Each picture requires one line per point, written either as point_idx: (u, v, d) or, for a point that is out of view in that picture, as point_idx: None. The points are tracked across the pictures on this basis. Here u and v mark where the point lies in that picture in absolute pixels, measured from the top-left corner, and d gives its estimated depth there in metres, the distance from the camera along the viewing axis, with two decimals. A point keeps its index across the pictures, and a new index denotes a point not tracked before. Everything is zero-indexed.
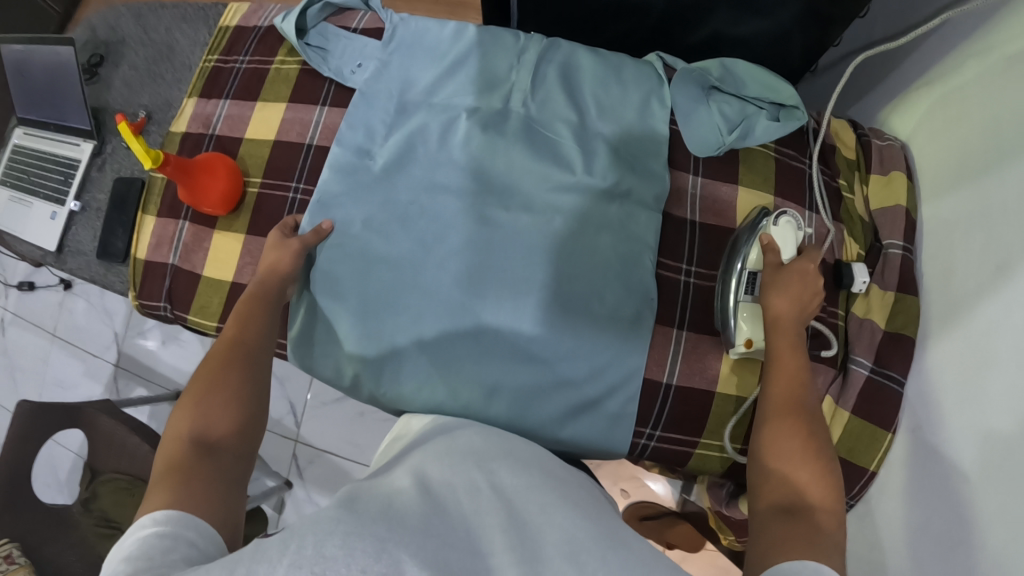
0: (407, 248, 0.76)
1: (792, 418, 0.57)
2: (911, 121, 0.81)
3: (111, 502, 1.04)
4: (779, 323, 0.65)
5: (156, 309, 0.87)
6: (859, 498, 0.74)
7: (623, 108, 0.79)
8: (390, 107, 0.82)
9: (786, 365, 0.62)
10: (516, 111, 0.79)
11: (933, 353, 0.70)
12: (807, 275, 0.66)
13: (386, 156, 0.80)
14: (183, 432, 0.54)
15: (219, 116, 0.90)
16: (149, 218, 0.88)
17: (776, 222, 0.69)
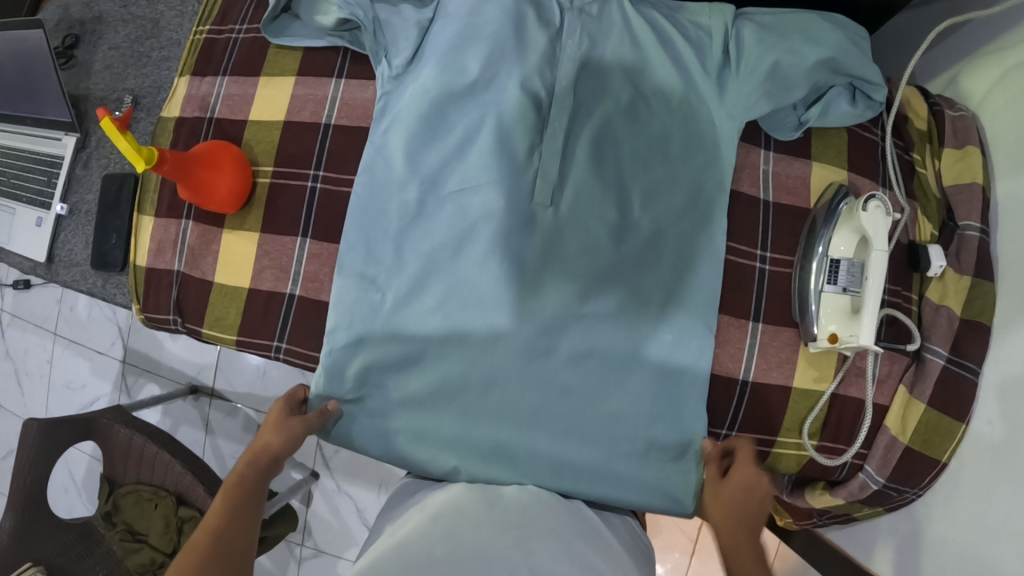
0: (440, 387, 0.70)
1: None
2: (987, 84, 0.73)
3: (136, 515, 0.99)
4: (722, 513, 0.57)
5: (165, 323, 0.78)
6: (927, 489, 0.71)
7: (665, 193, 0.71)
8: (395, 218, 0.72)
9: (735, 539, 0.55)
10: (537, 213, 0.70)
11: (1014, 339, 0.66)
12: (749, 461, 0.62)
13: (396, 288, 0.71)
14: None
15: (217, 96, 0.79)
16: (146, 218, 0.78)
17: (865, 209, 0.63)
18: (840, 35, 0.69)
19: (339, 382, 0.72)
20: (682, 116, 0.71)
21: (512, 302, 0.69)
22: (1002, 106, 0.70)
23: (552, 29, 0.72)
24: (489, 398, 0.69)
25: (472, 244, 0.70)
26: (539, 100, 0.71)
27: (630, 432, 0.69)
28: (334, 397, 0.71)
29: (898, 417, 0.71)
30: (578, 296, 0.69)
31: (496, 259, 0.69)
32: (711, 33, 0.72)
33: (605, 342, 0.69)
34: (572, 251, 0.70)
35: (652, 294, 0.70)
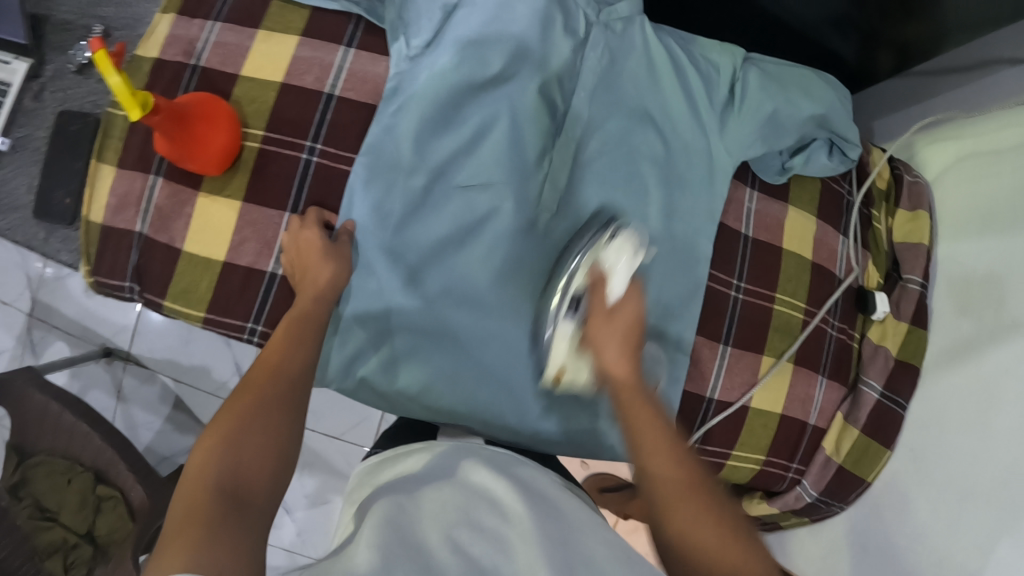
0: (428, 378, 0.69)
1: (685, 495, 0.50)
2: (944, 161, 0.84)
3: (47, 489, 0.90)
4: (619, 380, 0.57)
5: (119, 290, 0.70)
6: (850, 503, 0.82)
7: (664, 213, 0.74)
8: (399, 204, 0.69)
9: (641, 412, 0.55)
10: (542, 218, 0.71)
11: (938, 381, 0.77)
12: (632, 324, 0.59)
13: (392, 276, 0.68)
14: (210, 472, 0.45)
15: (207, 42, 0.72)
16: (107, 167, 0.70)
17: (608, 246, 0.63)
18: (827, 93, 0.78)
19: (324, 371, 0.68)
20: (684, 145, 0.75)
21: (510, 304, 0.69)
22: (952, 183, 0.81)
23: (577, 39, 0.73)
24: (478, 395, 0.69)
25: (476, 241, 0.70)
26: (555, 108, 0.73)
27: (606, 438, 0.72)
28: (322, 376, 0.68)
29: (835, 438, 0.79)
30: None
31: (499, 258, 0.69)
32: (719, 70, 0.76)
33: None
34: None
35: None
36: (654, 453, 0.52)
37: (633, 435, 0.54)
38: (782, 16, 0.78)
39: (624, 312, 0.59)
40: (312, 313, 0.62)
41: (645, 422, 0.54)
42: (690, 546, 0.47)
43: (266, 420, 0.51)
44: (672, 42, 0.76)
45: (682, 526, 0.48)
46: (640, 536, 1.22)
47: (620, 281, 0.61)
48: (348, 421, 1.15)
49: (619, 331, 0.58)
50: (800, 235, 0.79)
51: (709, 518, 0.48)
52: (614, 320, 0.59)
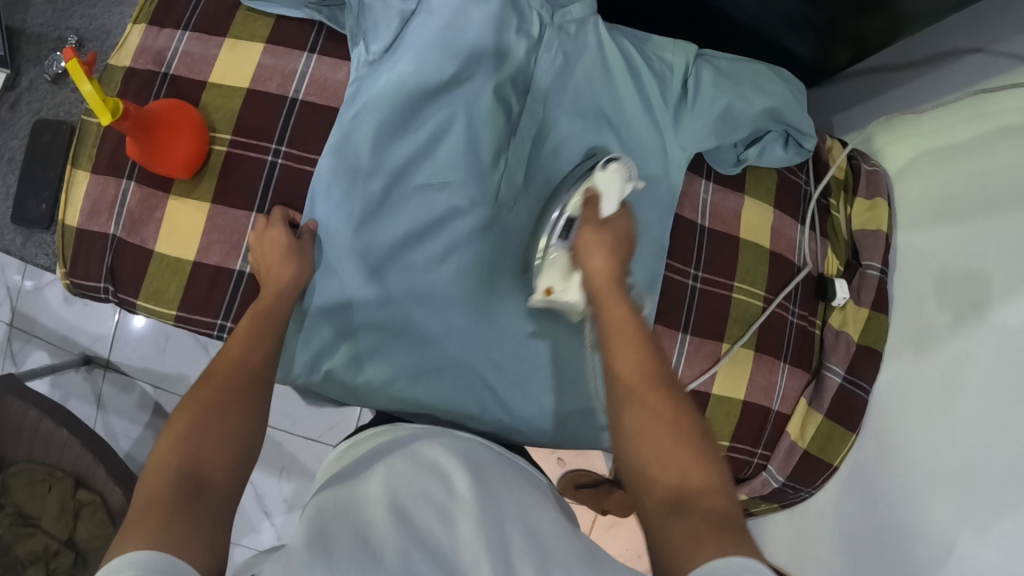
0: (394, 371, 0.71)
1: (648, 392, 0.47)
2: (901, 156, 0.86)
3: (27, 497, 0.91)
4: (599, 282, 0.55)
5: (95, 291, 0.72)
6: (819, 487, 0.82)
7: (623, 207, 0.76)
8: (358, 204, 0.71)
9: (619, 320, 0.52)
10: (500, 214, 0.73)
11: (900, 367, 0.79)
12: (620, 237, 0.59)
13: (356, 275, 0.70)
14: (173, 460, 0.46)
15: (175, 52, 0.74)
16: (82, 173, 0.72)
17: (604, 169, 0.64)
18: (780, 87, 0.80)
19: (292, 367, 0.70)
20: (639, 141, 0.77)
21: (470, 298, 0.71)
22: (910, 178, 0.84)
23: (531, 40, 0.76)
24: (443, 387, 0.71)
25: (437, 240, 0.72)
26: (512, 107, 0.75)
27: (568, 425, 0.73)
28: (289, 371, 0.70)
29: (799, 425, 0.81)
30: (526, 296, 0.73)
31: (459, 253, 0.71)
32: (672, 68, 0.79)
33: (552, 342, 0.73)
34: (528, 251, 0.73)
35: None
36: (622, 357, 0.49)
37: (609, 346, 0.51)
38: (732, 13, 0.80)
39: (614, 223, 0.60)
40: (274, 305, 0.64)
41: (628, 333, 0.50)
42: (644, 444, 0.46)
43: (228, 410, 0.52)
44: (627, 43, 0.78)
45: (644, 422, 0.46)
46: (617, 532, 1.21)
47: (610, 205, 0.62)
48: (324, 423, 1.16)
49: (619, 307, 0.53)
50: (757, 226, 0.81)
51: (673, 436, 0.45)
52: (603, 230, 0.59)
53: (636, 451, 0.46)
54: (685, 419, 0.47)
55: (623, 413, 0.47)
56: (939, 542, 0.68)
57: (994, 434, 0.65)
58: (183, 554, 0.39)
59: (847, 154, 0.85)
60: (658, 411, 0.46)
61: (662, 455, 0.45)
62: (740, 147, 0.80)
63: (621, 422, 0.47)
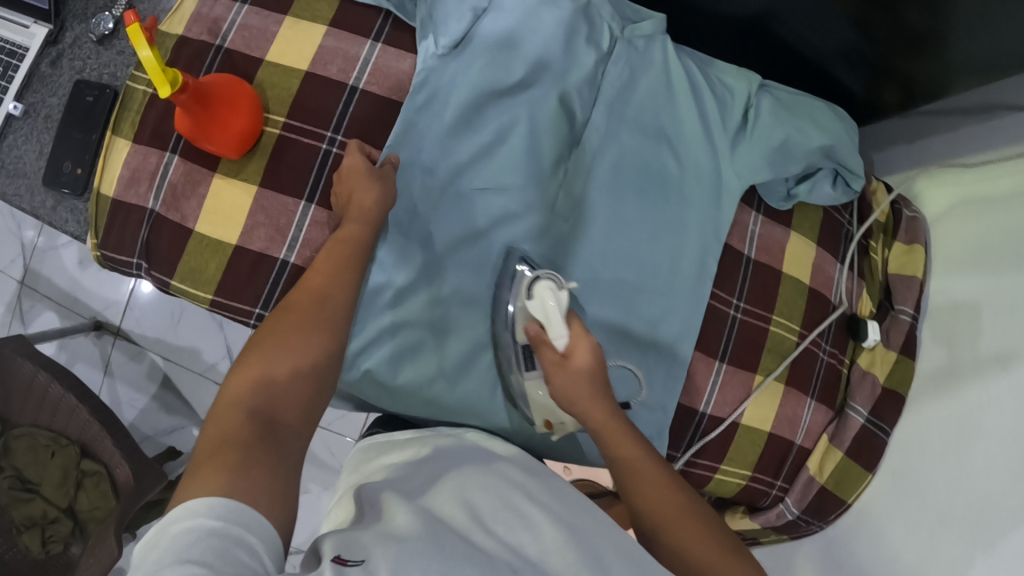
0: (433, 376, 0.69)
1: (671, 519, 0.51)
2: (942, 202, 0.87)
3: (28, 461, 0.89)
4: (598, 426, 0.57)
5: (127, 266, 0.70)
6: (830, 522, 0.84)
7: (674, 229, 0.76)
8: (412, 201, 0.69)
9: (618, 439, 0.56)
10: (553, 226, 0.72)
11: (921, 411, 0.80)
12: (591, 357, 0.60)
13: (406, 274, 0.68)
14: (244, 399, 0.46)
15: (233, 23, 0.71)
16: (121, 141, 0.68)
17: (534, 295, 0.63)
18: (837, 125, 0.79)
19: None
20: (695, 166, 0.77)
21: None
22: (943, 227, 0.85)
23: (600, 51, 0.74)
24: (479, 395, 0.70)
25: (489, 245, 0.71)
26: (574, 118, 0.74)
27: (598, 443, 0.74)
28: None
29: (818, 460, 0.82)
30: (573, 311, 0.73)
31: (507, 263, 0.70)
32: (734, 94, 0.78)
33: None
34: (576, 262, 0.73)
35: (640, 320, 0.75)
36: (643, 489, 0.53)
37: (626, 482, 0.54)
38: (796, 46, 0.80)
39: (575, 355, 0.60)
40: (357, 233, 0.61)
41: (639, 466, 0.54)
42: (690, 559, 0.49)
43: (303, 346, 0.50)
44: (693, 66, 0.77)
45: (689, 546, 0.50)
46: None
47: (560, 326, 0.61)
48: (334, 411, 1.15)
49: (624, 436, 0.56)
50: (799, 261, 0.81)
51: (709, 540, 0.50)
52: (569, 367, 0.59)
53: (687, 573, 0.49)
54: (712, 527, 0.51)
55: (661, 548, 0.51)
56: None
57: (1010, 479, 0.67)
58: (258, 502, 0.39)
59: (890, 199, 0.86)
60: (689, 534, 0.50)
61: (707, 569, 0.48)
62: (792, 182, 0.80)
63: (668, 557, 0.51)
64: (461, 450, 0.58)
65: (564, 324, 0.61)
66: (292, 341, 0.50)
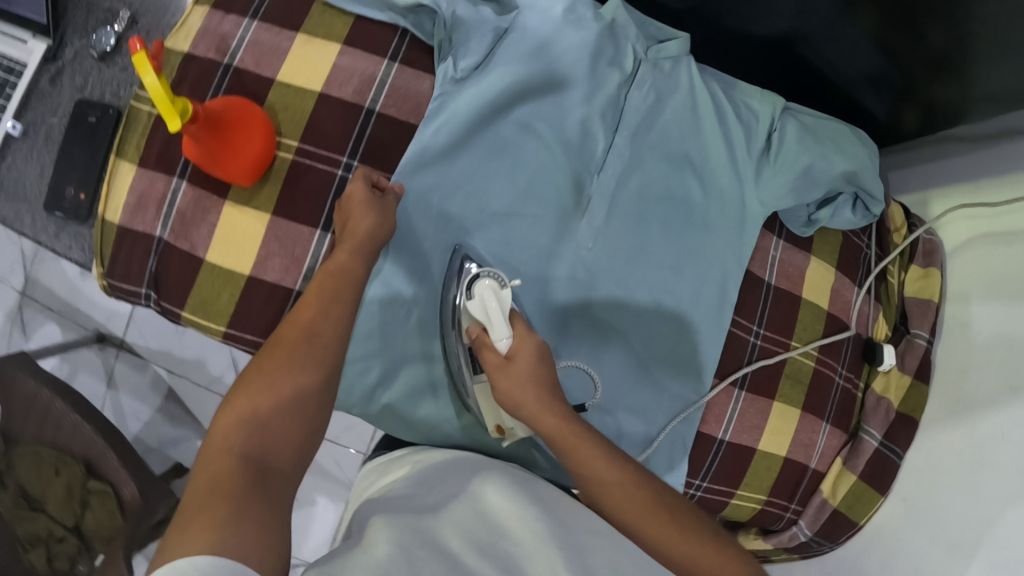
0: (453, 409, 0.68)
1: (652, 510, 0.52)
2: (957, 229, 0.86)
3: (32, 477, 0.87)
4: (550, 432, 0.56)
5: (134, 296, 0.67)
6: (842, 544, 0.84)
7: (694, 256, 0.75)
8: (430, 229, 0.68)
9: (581, 452, 0.54)
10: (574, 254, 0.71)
11: (935, 436, 0.81)
12: (533, 365, 0.58)
13: (423, 302, 0.67)
14: (235, 443, 0.44)
15: (242, 40, 0.68)
16: (126, 165, 0.65)
17: (471, 298, 0.61)
18: (862, 151, 0.78)
19: (349, 394, 0.66)
20: (718, 191, 0.75)
21: None
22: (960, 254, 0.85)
23: (623, 74, 0.72)
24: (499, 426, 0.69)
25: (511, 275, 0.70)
26: (596, 143, 0.71)
27: None
28: (347, 399, 0.66)
29: (831, 484, 0.83)
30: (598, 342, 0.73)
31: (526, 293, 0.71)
32: (758, 118, 0.76)
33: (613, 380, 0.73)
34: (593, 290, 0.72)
35: (660, 348, 0.75)
36: (610, 492, 0.53)
37: (581, 473, 0.54)
38: (820, 69, 0.79)
39: (519, 351, 0.59)
40: (349, 264, 0.58)
41: (595, 466, 0.54)
42: (667, 557, 0.51)
43: (296, 382, 0.48)
44: (717, 88, 0.75)
45: (659, 530, 0.51)
46: None
47: (501, 326, 0.59)
48: (343, 424, 1.14)
49: (584, 439, 0.55)
50: (817, 286, 0.81)
51: (683, 532, 0.52)
52: (510, 367, 0.58)
53: (660, 558, 0.51)
54: (682, 514, 0.53)
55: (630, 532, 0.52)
56: None
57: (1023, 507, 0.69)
58: (252, 550, 0.37)
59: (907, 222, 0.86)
60: (656, 519, 0.52)
61: (682, 549, 0.51)
62: (812, 209, 0.80)
63: (636, 537, 0.52)
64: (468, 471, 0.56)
65: (507, 324, 0.59)
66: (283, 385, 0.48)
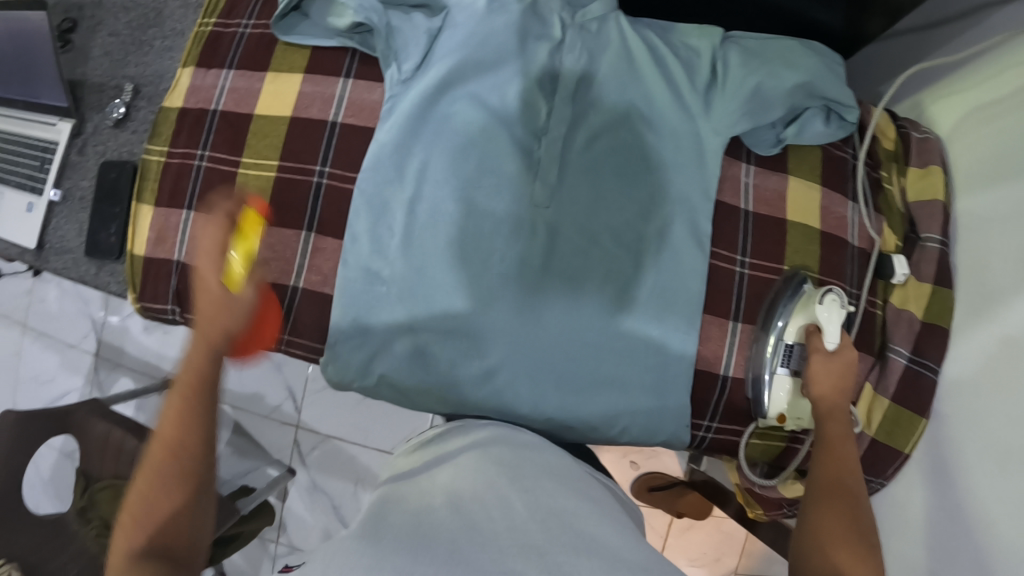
0: (448, 376, 0.71)
1: (834, 499, 0.62)
2: (951, 118, 0.81)
3: (115, 510, 0.96)
4: (826, 408, 0.68)
5: (163, 313, 0.77)
6: (890, 478, 0.78)
7: (656, 197, 0.75)
8: (399, 214, 0.72)
9: (834, 431, 0.67)
10: (537, 215, 0.72)
11: (970, 341, 0.73)
12: (848, 370, 0.68)
13: (399, 282, 0.71)
14: (139, 500, 0.55)
15: (222, 89, 0.77)
16: (145, 207, 0.77)
17: (822, 300, 0.69)
18: (816, 62, 0.76)
19: (347, 369, 0.73)
20: (671, 131, 0.75)
21: (516, 298, 0.71)
22: (959, 141, 0.79)
23: (553, 42, 0.75)
24: (487, 387, 0.71)
25: (479, 246, 0.72)
26: (539, 110, 0.74)
27: (619, 422, 0.73)
28: (350, 376, 0.72)
29: (865, 411, 0.77)
30: (574, 300, 0.72)
31: (498, 256, 0.71)
32: (699, 54, 0.77)
33: (597, 334, 0.72)
34: (560, 241, 0.73)
35: (643, 293, 0.73)
36: (828, 467, 0.65)
37: (825, 449, 0.66)
38: None
39: (842, 354, 0.68)
40: (207, 371, 0.60)
41: (840, 452, 0.66)
42: (824, 547, 0.59)
43: (187, 441, 0.57)
44: (649, 32, 0.77)
45: (826, 515, 0.61)
46: (693, 535, 1.19)
47: (834, 335, 0.68)
48: (398, 434, 1.21)
49: (838, 421, 0.67)
50: (803, 207, 0.78)
51: (844, 523, 0.60)
52: (833, 361, 0.68)
53: (815, 534, 0.60)
54: (861, 515, 0.61)
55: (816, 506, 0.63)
56: (1012, 538, 0.62)
57: None
58: None
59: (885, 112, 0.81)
60: (832, 514, 0.61)
61: (836, 538, 0.59)
62: (780, 130, 0.78)
63: (813, 520, 0.62)
64: (461, 447, 0.66)
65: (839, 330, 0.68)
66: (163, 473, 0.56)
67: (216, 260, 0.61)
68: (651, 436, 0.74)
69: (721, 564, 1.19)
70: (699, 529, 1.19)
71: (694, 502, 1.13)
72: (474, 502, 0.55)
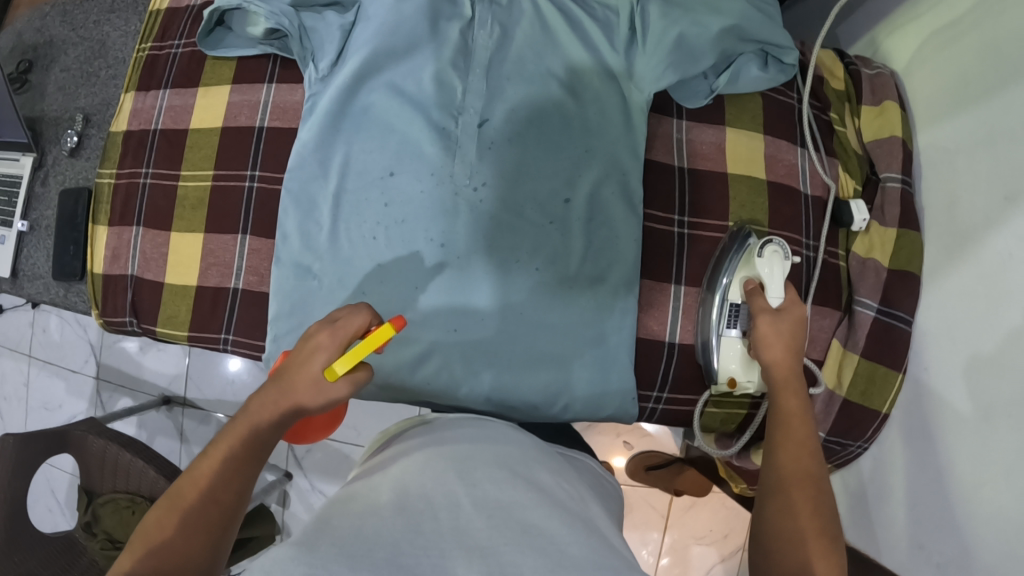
0: (385, 364, 0.71)
1: (805, 483, 0.51)
2: (907, 47, 0.75)
3: (115, 523, 1.00)
4: (782, 376, 0.58)
5: (123, 326, 0.81)
6: (872, 441, 0.72)
7: (583, 164, 0.72)
8: (325, 208, 0.73)
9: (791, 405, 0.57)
10: (461, 197, 0.71)
11: (943, 284, 0.67)
12: (798, 328, 0.60)
13: (331, 275, 0.72)
14: (207, 481, 0.48)
15: (160, 108, 0.81)
16: (101, 228, 0.81)
17: (763, 252, 0.65)
18: (744, 4, 0.71)
19: None
20: (593, 96, 0.73)
21: (444, 280, 0.70)
22: (916, 69, 0.73)
23: (463, 21, 0.74)
24: (422, 370, 0.71)
25: (404, 232, 0.71)
26: (454, 91, 0.73)
27: (562, 398, 0.70)
28: None
29: (834, 370, 0.72)
30: (505, 278, 0.70)
31: (423, 239, 0.71)
32: (618, 12, 0.74)
33: (531, 309, 0.70)
34: (485, 217, 0.71)
35: (577, 263, 0.71)
36: (787, 449, 0.54)
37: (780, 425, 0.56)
38: None
39: (790, 310, 0.61)
40: (267, 434, 0.50)
41: (798, 430, 0.55)
42: (792, 533, 0.48)
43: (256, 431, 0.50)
44: None
45: (791, 502, 0.50)
46: (697, 514, 1.13)
47: (777, 288, 0.63)
48: None
49: (795, 396, 0.57)
50: (745, 159, 0.74)
51: (813, 507, 0.49)
52: (782, 318, 0.61)
53: (776, 526, 0.49)
54: (829, 501, 0.50)
55: (775, 493, 0.51)
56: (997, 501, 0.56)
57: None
58: None
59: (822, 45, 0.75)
60: (799, 500, 0.50)
61: (805, 529, 0.48)
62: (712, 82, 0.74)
63: (777, 509, 0.50)
64: (417, 444, 0.62)
65: (782, 287, 0.63)
66: (166, 528, 0.45)
67: (329, 351, 0.50)
68: (599, 411, 0.71)
69: (729, 541, 1.12)
70: (702, 508, 1.13)
71: (694, 479, 1.08)
72: (417, 499, 0.51)
